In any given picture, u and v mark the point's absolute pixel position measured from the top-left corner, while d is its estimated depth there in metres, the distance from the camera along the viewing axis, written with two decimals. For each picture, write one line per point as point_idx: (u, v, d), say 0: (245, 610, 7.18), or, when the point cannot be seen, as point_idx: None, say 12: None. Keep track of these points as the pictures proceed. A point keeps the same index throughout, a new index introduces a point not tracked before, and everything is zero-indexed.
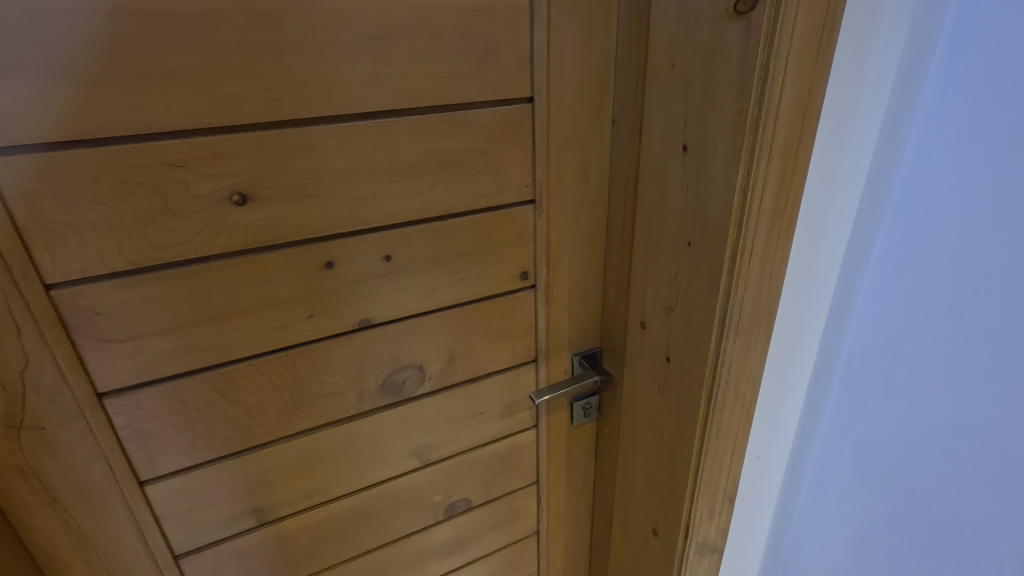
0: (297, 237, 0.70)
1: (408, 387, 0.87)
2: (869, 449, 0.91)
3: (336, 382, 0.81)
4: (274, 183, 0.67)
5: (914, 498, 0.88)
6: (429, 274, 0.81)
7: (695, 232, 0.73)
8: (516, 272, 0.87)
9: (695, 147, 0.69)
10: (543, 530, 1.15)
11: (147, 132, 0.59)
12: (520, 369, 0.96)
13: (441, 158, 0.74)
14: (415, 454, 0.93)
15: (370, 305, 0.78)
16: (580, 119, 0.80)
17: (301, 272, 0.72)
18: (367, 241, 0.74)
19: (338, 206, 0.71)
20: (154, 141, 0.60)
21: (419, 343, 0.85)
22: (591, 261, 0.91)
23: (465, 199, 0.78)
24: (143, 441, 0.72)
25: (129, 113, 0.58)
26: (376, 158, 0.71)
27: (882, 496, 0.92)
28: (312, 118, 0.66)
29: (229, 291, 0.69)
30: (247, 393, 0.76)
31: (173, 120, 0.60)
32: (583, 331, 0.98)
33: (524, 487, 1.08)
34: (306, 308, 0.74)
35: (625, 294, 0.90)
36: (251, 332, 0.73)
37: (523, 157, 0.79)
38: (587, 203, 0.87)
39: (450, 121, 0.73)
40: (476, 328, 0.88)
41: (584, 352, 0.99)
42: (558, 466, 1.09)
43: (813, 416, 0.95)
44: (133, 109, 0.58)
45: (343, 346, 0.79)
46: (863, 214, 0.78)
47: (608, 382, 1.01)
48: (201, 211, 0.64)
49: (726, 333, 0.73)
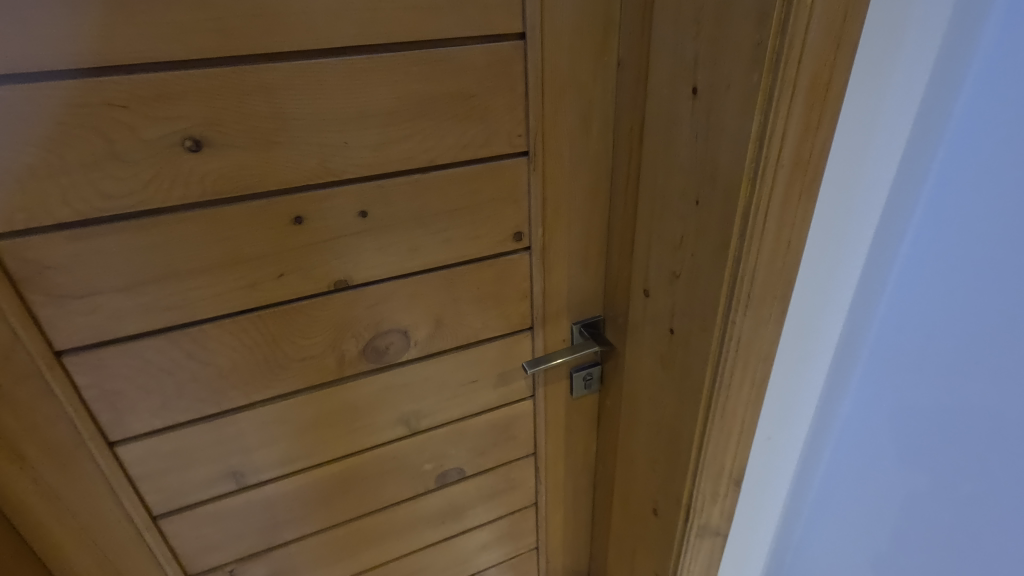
0: (260, 189, 0.64)
1: (392, 353, 0.82)
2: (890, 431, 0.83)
3: (313, 345, 0.76)
4: (231, 128, 0.60)
5: (952, 471, 0.77)
6: (411, 232, 0.74)
7: (702, 190, 0.64)
8: (508, 232, 0.80)
9: (706, 90, 0.60)
10: (542, 502, 1.12)
11: (84, 67, 0.54)
12: (515, 338, 0.90)
13: (420, 102, 0.67)
14: (403, 422, 0.89)
15: (346, 264, 0.73)
16: (580, 59, 0.71)
17: (268, 227, 0.67)
18: (340, 195, 0.68)
19: (306, 155, 0.64)
20: (92, 78, 0.54)
21: (404, 307, 0.79)
22: (592, 224, 0.84)
23: (449, 150, 0.71)
24: (109, 400, 0.69)
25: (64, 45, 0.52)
26: (346, 101, 0.64)
27: (917, 478, 0.82)
28: (270, 54, 0.59)
29: (189, 246, 0.64)
30: (219, 356, 0.72)
31: (111, 53, 0.54)
32: (584, 299, 0.90)
33: (522, 458, 1.04)
34: (275, 266, 0.69)
35: (629, 260, 0.82)
36: (216, 292, 0.68)
37: (514, 102, 0.71)
38: (587, 159, 0.78)
39: (430, 59, 0.65)
40: (465, 293, 0.82)
41: (586, 321, 0.92)
42: (558, 438, 1.04)
43: (834, 401, 0.87)
44: (65, 41, 0.52)
45: (319, 308, 0.74)
46: (904, 170, 0.67)
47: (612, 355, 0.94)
48: (150, 157, 0.59)
49: (733, 304, 0.65)
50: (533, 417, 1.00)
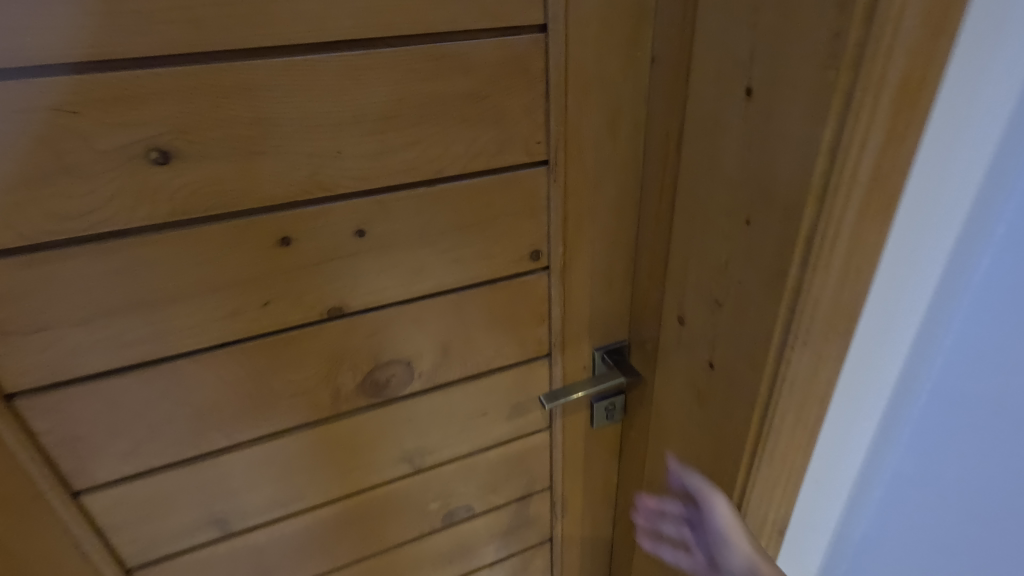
0: (241, 206, 0.55)
1: (393, 385, 0.73)
2: (919, 451, 0.74)
3: (305, 379, 0.68)
4: (204, 136, 0.52)
5: None
6: (416, 253, 0.65)
7: (753, 207, 0.55)
8: (523, 251, 0.71)
9: (763, 89, 0.50)
10: (558, 538, 1.02)
11: (24, 67, 0.45)
12: (531, 366, 0.81)
13: (426, 106, 0.57)
14: (407, 459, 0.80)
15: (341, 290, 0.64)
16: (609, 54, 0.62)
17: (251, 250, 0.58)
18: (332, 212, 0.59)
19: (294, 167, 0.55)
20: (38, 78, 0.46)
21: (406, 336, 0.70)
22: (617, 241, 0.74)
23: (459, 160, 0.61)
24: (70, 446, 0.60)
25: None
26: (340, 105, 0.54)
27: (936, 498, 0.74)
28: (249, 50, 0.50)
29: (159, 273, 0.56)
30: (197, 394, 0.63)
31: (57, 49, 0.45)
32: (608, 323, 0.81)
33: (537, 493, 0.95)
34: (260, 293, 0.60)
35: (659, 282, 0.73)
36: (192, 324, 0.59)
37: (533, 105, 0.62)
38: (614, 168, 0.69)
39: (437, 56, 0.56)
40: (476, 319, 0.73)
41: (608, 347, 0.83)
42: (576, 471, 0.95)
43: (888, 439, 0.74)
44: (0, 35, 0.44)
45: (311, 339, 0.65)
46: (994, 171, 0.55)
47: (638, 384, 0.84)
48: (108, 171, 0.50)
49: (789, 341, 0.56)
50: (549, 450, 0.91)
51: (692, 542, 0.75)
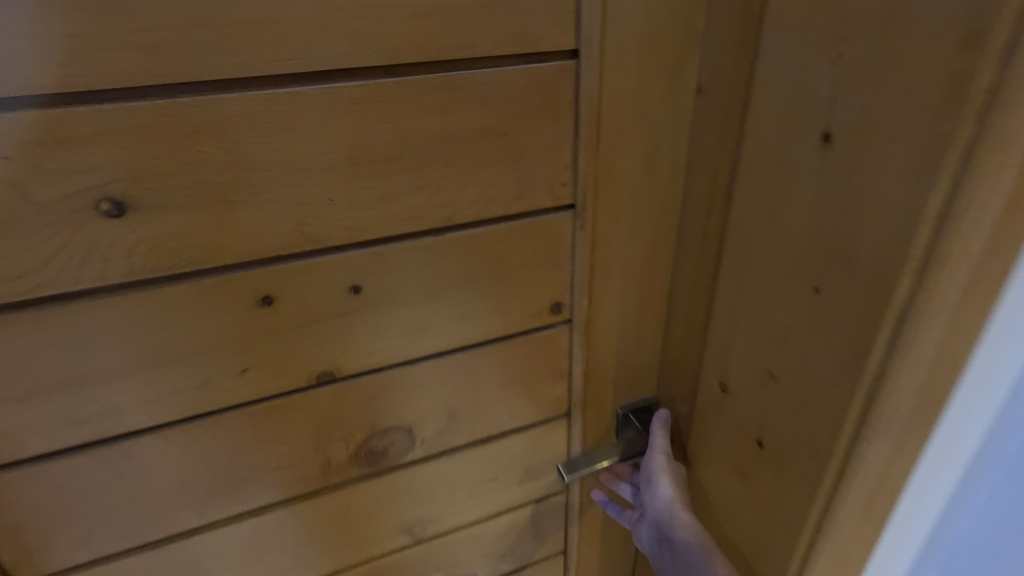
0: (214, 262, 0.47)
1: (392, 454, 0.64)
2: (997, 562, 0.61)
3: (291, 451, 0.59)
4: (167, 184, 0.43)
5: None
6: (419, 309, 0.56)
7: (824, 274, 0.46)
8: (543, 305, 0.62)
9: (846, 136, 0.41)
10: None
11: None
12: (548, 427, 0.72)
13: (435, 144, 0.49)
14: (407, 530, 0.71)
15: (333, 353, 0.55)
16: (649, 84, 0.53)
17: (225, 311, 0.49)
18: (323, 267, 0.50)
19: (277, 216, 0.47)
20: None
21: (407, 399, 0.61)
22: (649, 292, 0.65)
23: (473, 206, 0.53)
24: (14, 535, 0.52)
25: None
26: (333, 144, 0.46)
27: None
28: (223, 81, 0.41)
29: (116, 340, 0.47)
30: (164, 472, 0.54)
31: None
32: (635, 381, 0.71)
33: (550, 558, 0.86)
34: (236, 360, 0.52)
35: (698, 341, 0.64)
36: (156, 396, 0.50)
37: (560, 142, 0.53)
38: (648, 212, 0.60)
39: (449, 86, 0.47)
40: (488, 378, 0.64)
41: (637, 407, 0.72)
42: (593, 535, 0.85)
43: (922, 565, 0.64)
44: None
45: (297, 406, 0.57)
46: None
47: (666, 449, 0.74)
48: (49, 226, 0.41)
49: (864, 433, 0.47)
50: (565, 514, 0.82)
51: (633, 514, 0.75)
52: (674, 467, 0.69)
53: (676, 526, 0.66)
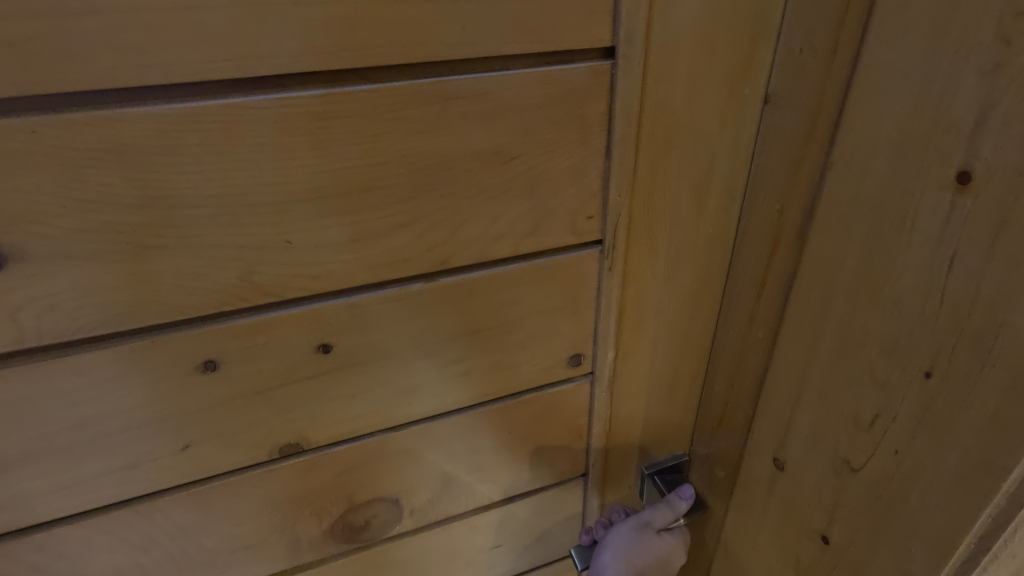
0: (137, 323, 0.36)
1: (375, 528, 0.51)
2: None
3: (245, 533, 0.46)
4: (59, 225, 0.32)
5: None
6: (406, 369, 0.44)
7: (942, 356, 0.34)
8: (559, 357, 0.49)
9: (995, 178, 0.30)
10: None
11: None
12: (563, 489, 0.59)
13: (425, 171, 0.37)
14: None
15: (298, 423, 0.43)
16: (705, 93, 0.41)
17: (151, 381, 0.38)
18: (280, 325, 0.39)
19: (216, 264, 0.35)
20: None
21: (393, 470, 0.49)
22: (688, 342, 0.53)
23: (474, 245, 0.41)
24: None
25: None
26: (290, 172, 0.34)
27: None
28: (131, 91, 0.30)
29: (11, 421, 0.36)
30: (85, 568, 0.43)
31: None
32: (664, 440, 0.59)
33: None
34: (171, 436, 0.40)
35: (748, 405, 0.52)
36: (66, 484, 0.39)
37: (587, 165, 0.41)
38: (693, 250, 0.48)
39: (443, 96, 0.35)
40: (491, 443, 0.52)
41: (662, 467, 0.60)
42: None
43: None
44: None
45: (253, 485, 0.45)
46: None
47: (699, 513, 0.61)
48: None
49: (980, 560, 0.36)
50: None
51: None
52: (650, 547, 0.58)
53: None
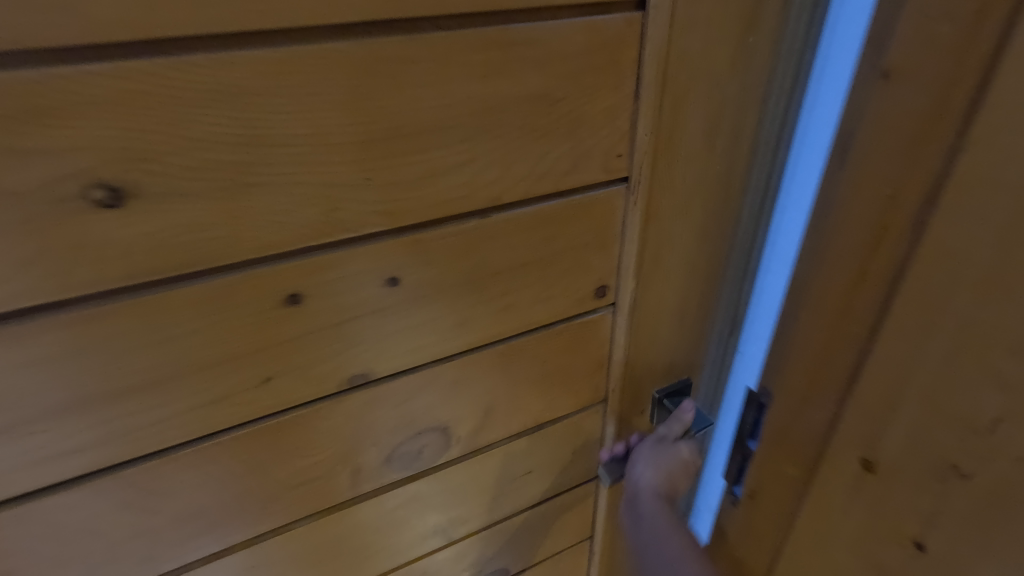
0: (239, 257, 0.38)
1: (426, 457, 0.53)
2: None
3: (315, 464, 0.49)
4: (172, 163, 0.34)
5: None
6: (462, 304, 0.46)
7: None
8: (589, 288, 0.51)
9: None
10: None
11: None
12: (584, 418, 0.60)
13: (489, 113, 0.39)
14: (439, 534, 0.60)
15: (364, 355, 0.45)
16: (717, 40, 0.44)
17: (243, 314, 0.40)
18: (354, 258, 0.41)
19: (305, 201, 0.38)
20: None
21: (443, 400, 0.51)
22: (696, 276, 0.55)
23: (524, 180, 0.43)
24: None
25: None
26: (375, 113, 0.36)
27: None
28: (248, 36, 0.32)
29: (119, 355, 0.38)
30: (176, 499, 0.45)
31: None
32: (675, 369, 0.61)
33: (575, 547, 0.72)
34: (257, 367, 0.42)
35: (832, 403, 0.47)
36: (162, 419, 0.41)
37: (618, 107, 0.43)
38: (705, 188, 0.51)
39: (505, 43, 0.37)
40: (527, 373, 0.53)
41: (671, 390, 0.62)
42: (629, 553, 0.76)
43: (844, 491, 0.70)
44: None
45: (323, 416, 0.47)
46: None
47: (742, 450, 0.59)
48: (26, 221, 0.32)
49: None
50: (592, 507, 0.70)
51: (631, 514, 0.59)
52: (670, 452, 0.59)
53: (650, 504, 0.57)
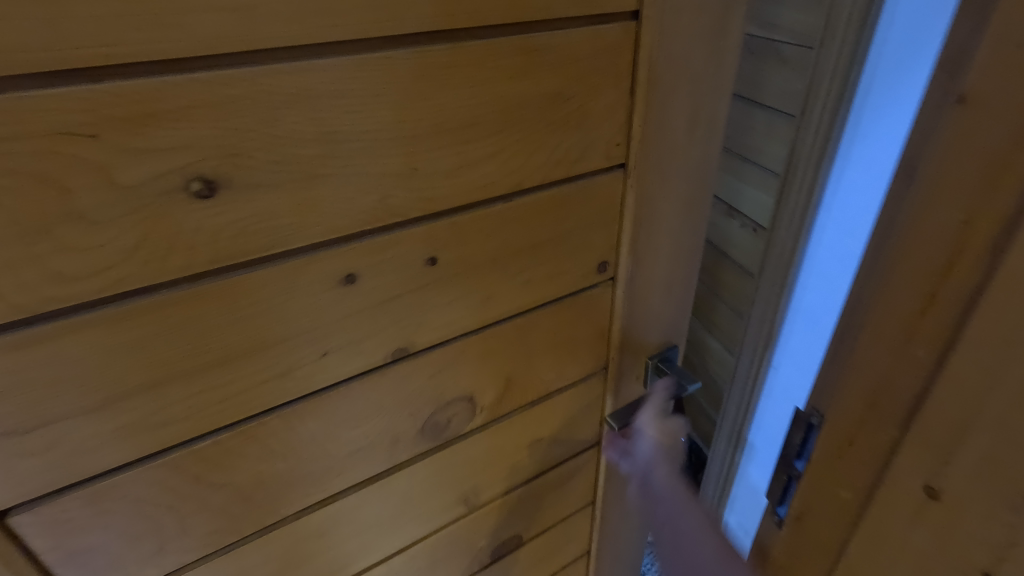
0: (309, 240, 0.43)
1: (455, 426, 0.60)
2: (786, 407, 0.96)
3: (362, 436, 0.54)
4: (257, 158, 0.39)
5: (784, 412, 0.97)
6: (487, 280, 0.52)
7: None
8: (591, 265, 0.59)
9: None
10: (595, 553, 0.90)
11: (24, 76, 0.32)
12: (590, 383, 0.69)
13: (512, 110, 0.45)
14: (464, 499, 0.67)
15: (406, 331, 0.51)
16: (697, 42, 0.51)
17: (306, 294, 0.45)
18: (400, 242, 0.46)
19: (362, 191, 0.43)
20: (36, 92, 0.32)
21: (470, 371, 0.57)
22: (681, 248, 0.63)
23: (540, 170, 0.49)
24: (79, 564, 0.46)
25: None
26: (422, 112, 0.42)
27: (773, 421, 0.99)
28: (321, 47, 0.37)
29: (199, 334, 0.43)
30: (242, 469, 0.50)
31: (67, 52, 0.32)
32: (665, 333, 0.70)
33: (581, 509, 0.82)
34: (315, 343, 0.47)
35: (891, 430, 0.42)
36: (233, 393, 0.46)
37: (618, 103, 0.50)
38: (687, 171, 0.58)
39: (526, 50, 0.43)
40: (541, 341, 0.61)
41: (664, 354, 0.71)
42: (616, 509, 0.86)
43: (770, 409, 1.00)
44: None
45: (371, 389, 0.52)
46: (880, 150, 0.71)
47: (788, 469, 0.57)
48: (132, 213, 0.37)
49: None
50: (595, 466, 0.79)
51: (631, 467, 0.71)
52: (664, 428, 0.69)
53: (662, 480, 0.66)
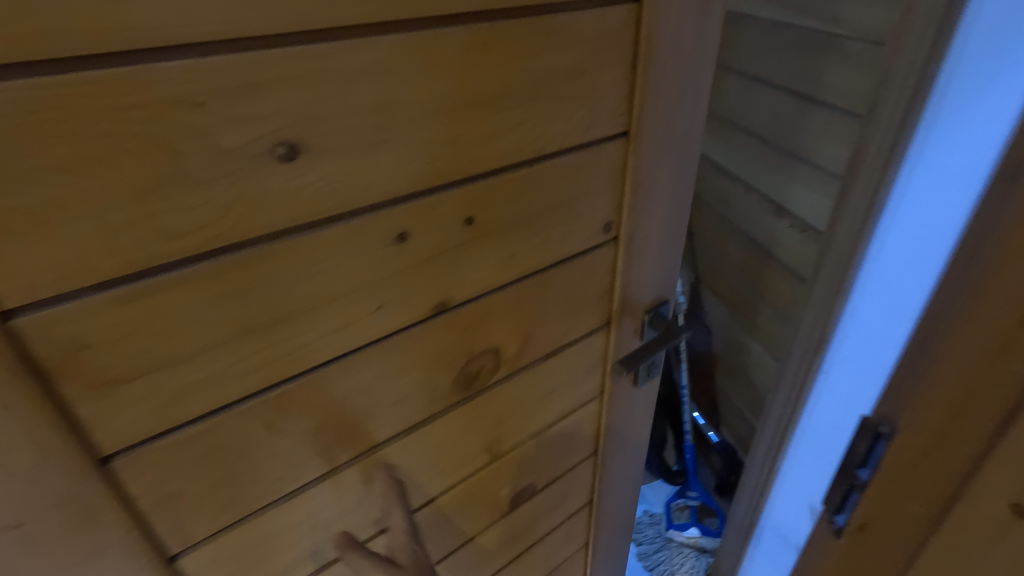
0: (374, 199, 0.48)
1: (482, 377, 0.66)
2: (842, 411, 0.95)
3: (408, 385, 0.60)
4: (335, 125, 0.43)
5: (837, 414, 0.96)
6: (512, 239, 0.59)
7: None
8: (596, 225, 0.66)
9: None
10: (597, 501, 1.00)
11: (152, 50, 0.35)
12: (592, 337, 0.77)
13: (537, 82, 0.51)
14: (487, 448, 0.74)
15: (445, 286, 0.57)
16: (686, 18, 0.58)
17: (367, 251, 0.50)
18: (444, 202, 0.52)
19: (417, 155, 0.48)
20: (160, 64, 0.36)
21: (496, 324, 0.64)
22: (671, 208, 0.71)
23: (556, 137, 0.56)
24: (170, 508, 0.50)
25: (109, 10, 0.33)
26: (465, 83, 0.47)
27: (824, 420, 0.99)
28: (390, 23, 0.42)
29: (275, 287, 0.47)
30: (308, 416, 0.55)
31: (188, 28, 0.35)
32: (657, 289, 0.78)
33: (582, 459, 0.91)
34: (372, 297, 0.52)
35: None
36: (303, 344, 0.51)
37: (621, 77, 0.57)
38: (678, 138, 0.66)
39: (548, 28, 0.49)
40: (555, 297, 0.68)
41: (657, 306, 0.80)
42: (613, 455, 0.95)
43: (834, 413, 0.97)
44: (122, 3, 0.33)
45: (417, 340, 0.58)
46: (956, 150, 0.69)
47: None
48: (229, 175, 0.41)
49: None
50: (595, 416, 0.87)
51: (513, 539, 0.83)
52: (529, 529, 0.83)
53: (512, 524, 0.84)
